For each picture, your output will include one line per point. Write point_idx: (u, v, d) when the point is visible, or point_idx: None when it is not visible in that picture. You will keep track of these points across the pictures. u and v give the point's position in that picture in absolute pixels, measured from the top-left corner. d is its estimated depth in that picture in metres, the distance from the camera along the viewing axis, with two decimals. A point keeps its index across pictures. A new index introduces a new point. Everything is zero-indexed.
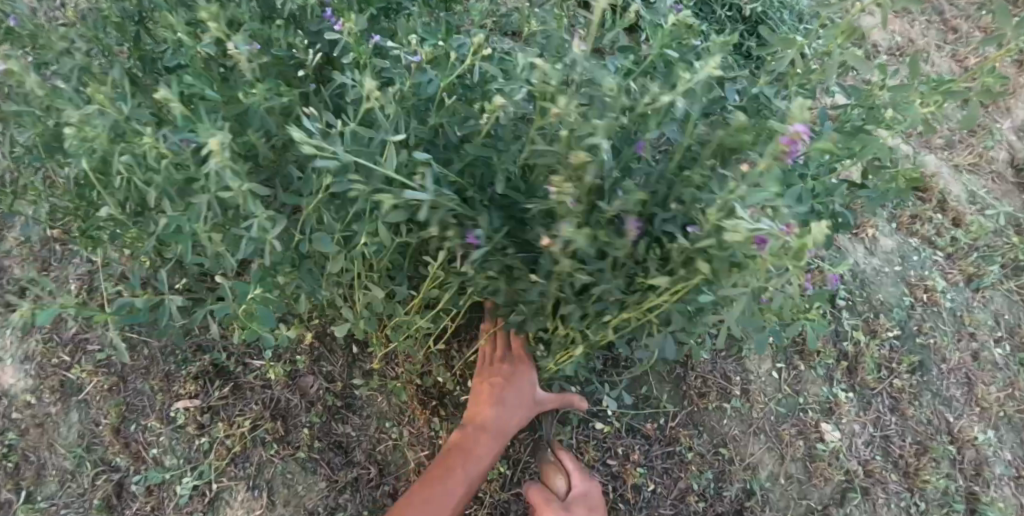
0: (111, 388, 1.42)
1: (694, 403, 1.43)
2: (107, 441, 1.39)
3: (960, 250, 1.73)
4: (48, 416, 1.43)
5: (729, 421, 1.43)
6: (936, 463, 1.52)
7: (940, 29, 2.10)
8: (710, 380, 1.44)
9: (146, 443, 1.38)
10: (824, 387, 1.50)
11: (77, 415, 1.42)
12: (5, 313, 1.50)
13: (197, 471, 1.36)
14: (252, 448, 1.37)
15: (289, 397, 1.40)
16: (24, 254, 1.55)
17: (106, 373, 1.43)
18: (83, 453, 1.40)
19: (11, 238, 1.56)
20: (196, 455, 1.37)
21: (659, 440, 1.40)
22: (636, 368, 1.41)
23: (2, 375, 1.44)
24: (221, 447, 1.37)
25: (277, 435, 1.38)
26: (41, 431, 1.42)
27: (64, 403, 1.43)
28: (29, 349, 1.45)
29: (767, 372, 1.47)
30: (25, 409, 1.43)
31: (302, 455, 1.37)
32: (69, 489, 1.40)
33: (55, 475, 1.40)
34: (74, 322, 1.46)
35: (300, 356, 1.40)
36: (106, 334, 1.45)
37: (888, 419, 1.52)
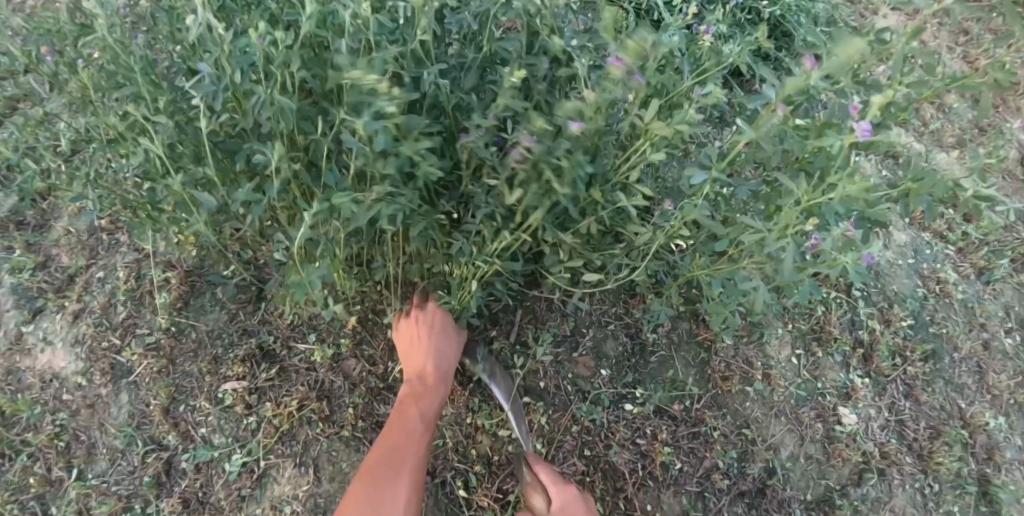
0: (161, 371, 1.48)
1: (718, 386, 1.49)
2: (157, 421, 1.45)
3: (971, 244, 1.80)
4: (98, 397, 1.50)
5: (752, 403, 1.49)
6: (949, 447, 1.57)
7: (950, 32, 2.17)
8: (733, 364, 1.50)
9: (195, 422, 1.44)
10: (842, 373, 1.56)
11: (127, 396, 1.49)
12: (56, 299, 1.58)
13: (245, 449, 1.42)
14: (298, 427, 1.43)
15: (333, 379, 1.46)
16: (72, 244, 1.62)
17: (155, 355, 1.49)
18: (133, 431, 1.46)
19: (61, 228, 1.63)
20: (244, 434, 1.43)
21: (686, 420, 1.45)
22: (662, 352, 1.49)
23: (55, 359, 1.54)
24: (268, 426, 1.42)
25: (322, 415, 1.44)
26: (92, 411, 1.49)
27: (114, 384, 1.50)
28: (79, 334, 1.55)
29: (786, 358, 1.54)
30: (76, 391, 1.51)
31: (346, 434, 1.42)
32: (119, 466, 1.46)
33: (105, 453, 1.47)
34: (123, 308, 1.54)
35: (345, 339, 1.48)
36: (156, 319, 1.51)
37: (903, 404, 1.58)
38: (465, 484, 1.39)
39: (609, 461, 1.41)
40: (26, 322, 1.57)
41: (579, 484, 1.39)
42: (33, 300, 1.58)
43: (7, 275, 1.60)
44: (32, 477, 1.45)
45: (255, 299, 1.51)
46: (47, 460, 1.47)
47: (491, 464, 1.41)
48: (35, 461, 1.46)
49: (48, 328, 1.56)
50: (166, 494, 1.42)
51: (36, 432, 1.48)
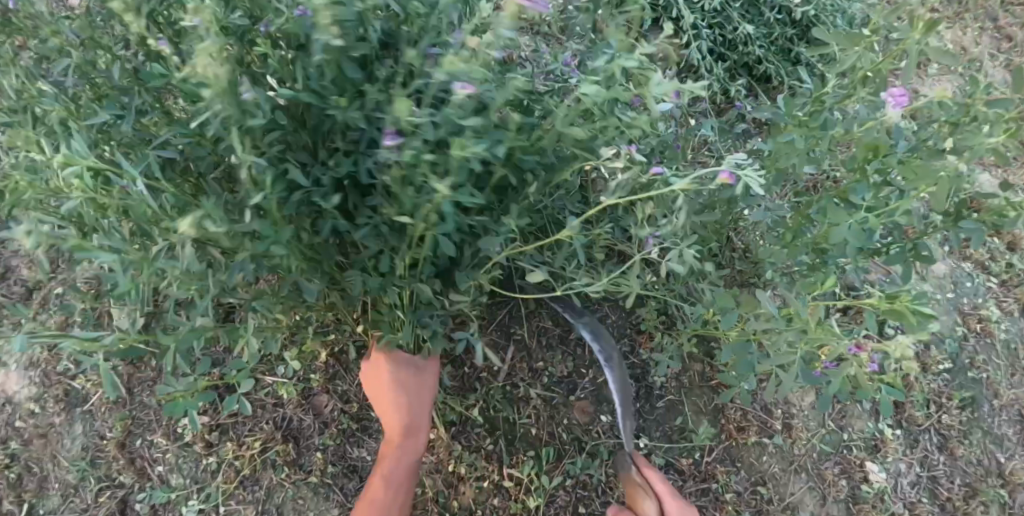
0: (117, 401, 1.36)
1: (731, 437, 1.34)
2: (112, 456, 1.33)
3: (1017, 276, 1.60)
4: (51, 427, 1.38)
5: (769, 458, 1.34)
6: (985, 507, 1.43)
7: (995, 34, 1.96)
8: (750, 413, 1.35)
9: (152, 459, 1.32)
10: (870, 423, 1.41)
11: (82, 427, 1.37)
12: (11, 316, 1.46)
13: (203, 493, 1.29)
14: (262, 471, 1.30)
15: (302, 417, 1.32)
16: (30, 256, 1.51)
17: (112, 383, 1.37)
18: (86, 467, 1.34)
19: (19, 236, 1.53)
20: (204, 476, 1.30)
21: (693, 475, 1.31)
22: (670, 396, 1.33)
23: (7, 382, 1.40)
24: (230, 469, 1.29)
25: (289, 458, 1.30)
26: (44, 442, 1.38)
27: (68, 413, 1.38)
28: (32, 356, 1.41)
29: (810, 405, 1.38)
30: (28, 418, 1.39)
31: (314, 480, 1.30)
32: (72, 504, 1.34)
33: (57, 489, 1.35)
34: (81, 328, 1.43)
35: (316, 374, 1.33)
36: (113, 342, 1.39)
37: (936, 458, 1.43)
38: None
39: None
40: None
41: None
42: None
43: None
44: None
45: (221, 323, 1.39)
46: None
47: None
48: None
49: None
50: None
51: None
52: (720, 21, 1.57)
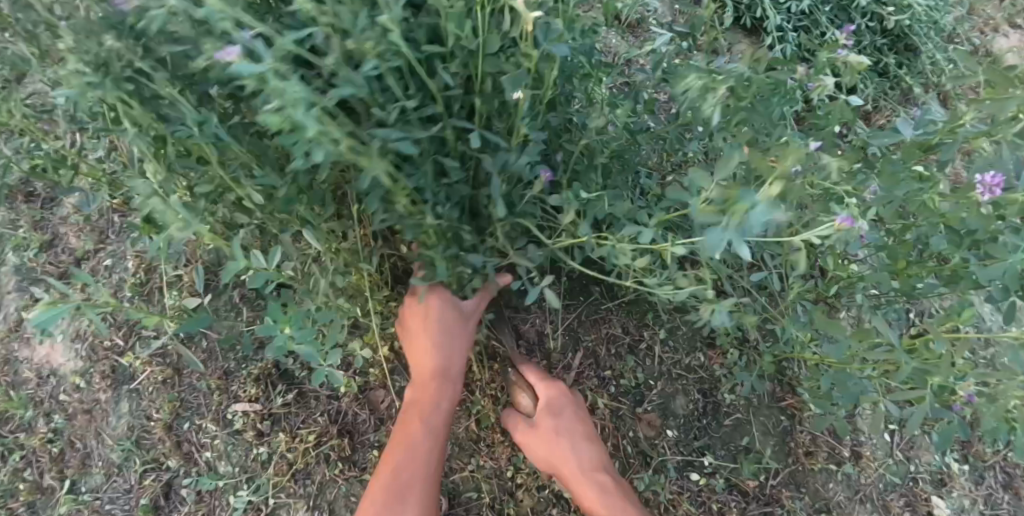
0: (166, 381, 1.32)
1: (799, 461, 1.30)
2: (158, 437, 1.30)
3: None
4: (96, 403, 1.35)
5: (836, 485, 1.30)
6: None
7: None
8: (820, 438, 1.30)
9: (199, 444, 1.28)
10: (937, 456, 1.35)
11: (128, 405, 1.33)
12: (59, 286, 1.45)
13: (253, 484, 1.25)
14: (315, 465, 1.25)
15: (357, 412, 1.28)
16: (81, 225, 1.50)
17: (160, 362, 1.33)
18: (131, 447, 1.30)
19: (70, 204, 1.52)
20: (253, 466, 1.26)
21: (757, 498, 1.27)
22: (738, 415, 1.29)
23: (52, 354, 1.39)
24: (282, 461, 1.25)
25: (342, 454, 1.26)
26: (89, 417, 1.34)
27: (115, 391, 1.34)
28: (79, 328, 1.39)
29: (879, 433, 1.33)
30: (73, 393, 1.36)
31: (368, 478, 1.25)
32: (114, 483, 1.31)
33: (100, 466, 1.32)
34: (130, 304, 1.39)
35: (374, 368, 1.29)
36: (163, 320, 1.36)
37: (1001, 497, 1.37)
38: None
39: None
40: (27, 307, 1.45)
41: None
42: (35, 283, 1.47)
43: (11, 254, 1.50)
44: (21, 483, 1.33)
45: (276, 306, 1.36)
46: (37, 465, 1.34)
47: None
48: (26, 466, 1.35)
49: (48, 316, 1.43)
50: None
51: (30, 434, 1.36)
52: (804, 26, 1.50)
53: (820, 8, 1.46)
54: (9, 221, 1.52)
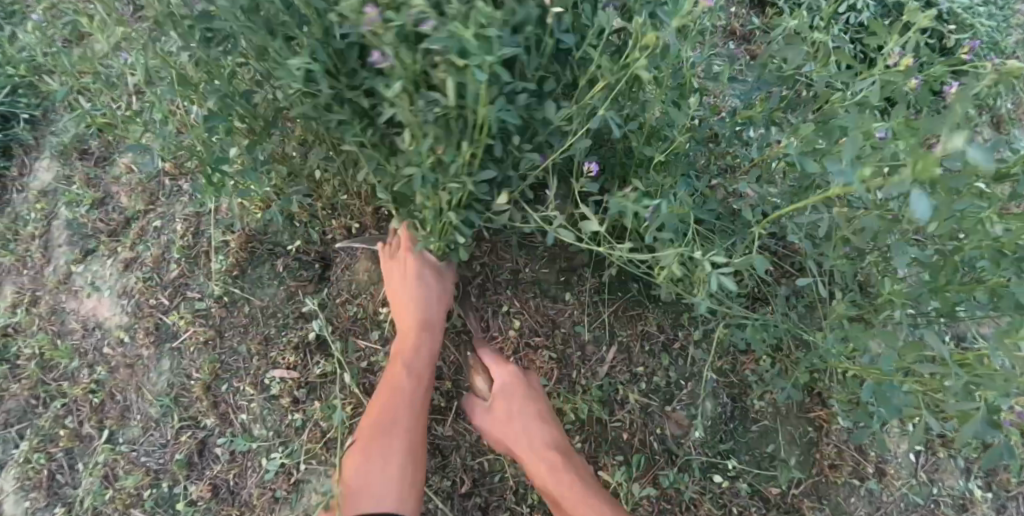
0: (207, 342, 1.36)
1: (823, 473, 1.29)
2: (197, 396, 1.34)
3: None
4: (138, 358, 1.39)
5: (857, 500, 1.29)
6: None
7: None
8: (846, 452, 1.29)
9: (236, 406, 1.32)
10: (961, 480, 1.33)
11: (168, 363, 1.37)
12: (108, 242, 1.49)
13: (286, 448, 1.28)
14: (347, 435, 1.28)
15: None
16: (132, 185, 1.54)
17: (203, 324, 1.37)
18: (170, 403, 1.34)
19: (123, 164, 1.57)
20: (287, 431, 1.29)
21: (779, 506, 1.27)
22: (765, 422, 1.30)
23: (99, 307, 1.44)
24: (315, 429, 1.29)
25: None
26: (131, 372, 1.39)
27: (157, 348, 1.38)
28: (127, 285, 1.44)
29: (905, 453, 1.32)
30: (117, 347, 1.40)
31: None
32: (150, 437, 1.35)
33: (138, 420, 1.36)
34: (176, 265, 1.42)
35: None
36: (208, 283, 1.39)
37: None
38: None
39: None
40: (77, 261, 1.50)
41: None
42: (85, 238, 1.51)
43: (64, 209, 1.55)
44: (63, 429, 1.39)
45: (316, 281, 1.39)
46: (79, 414, 1.40)
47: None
48: (68, 413, 1.41)
49: (97, 272, 1.47)
50: (197, 476, 1.31)
51: (73, 382, 1.42)
52: (860, 38, 1.48)
53: (879, 21, 1.44)
54: (65, 178, 1.59)
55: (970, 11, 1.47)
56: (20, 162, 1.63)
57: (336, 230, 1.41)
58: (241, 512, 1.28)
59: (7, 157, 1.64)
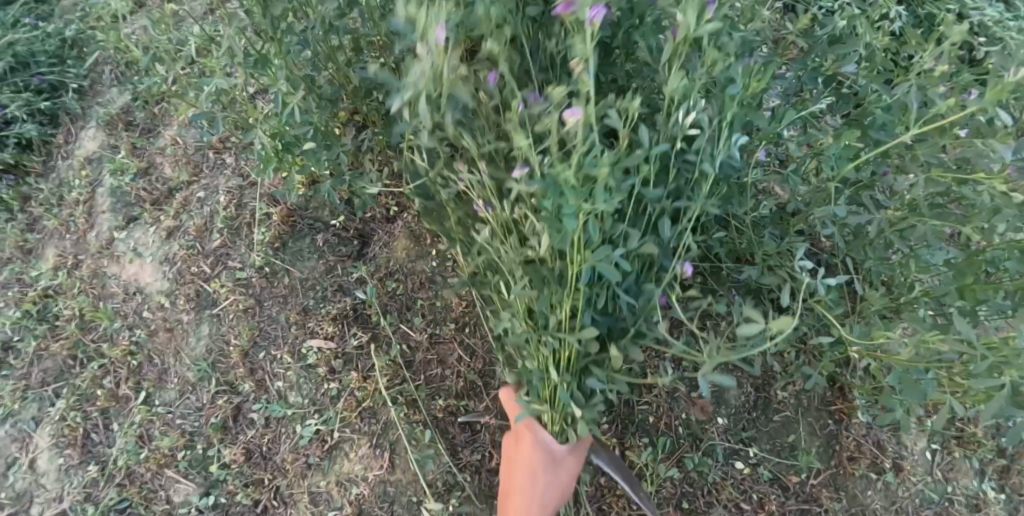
0: (247, 310, 1.39)
1: (842, 465, 1.33)
2: (235, 363, 1.37)
3: None
4: (178, 323, 1.42)
5: (874, 493, 1.32)
6: None
7: None
8: (864, 445, 1.33)
9: (273, 373, 1.36)
10: (976, 480, 1.35)
11: (208, 328, 1.40)
12: (152, 211, 1.53)
13: (322, 415, 1.32)
14: (381, 406, 1.32)
15: (428, 361, 1.35)
16: (177, 156, 1.58)
17: (244, 292, 1.41)
18: (208, 367, 1.38)
19: (168, 136, 1.61)
20: (323, 399, 1.33)
21: (798, 494, 1.31)
22: (785, 413, 1.35)
23: (141, 273, 1.48)
24: (351, 398, 1.32)
25: (408, 398, 1.32)
26: (170, 336, 1.42)
27: (197, 314, 1.42)
28: (169, 252, 1.48)
29: (921, 449, 1.35)
30: (157, 311, 1.44)
31: (429, 423, 1.30)
32: (186, 400, 1.38)
33: (175, 383, 1.40)
34: (219, 235, 1.46)
35: (448, 323, 1.36)
36: (250, 254, 1.43)
37: None
38: None
39: None
40: (120, 228, 1.53)
41: None
42: (128, 206, 1.55)
43: (109, 177, 1.59)
44: (100, 389, 1.43)
45: (354, 256, 1.43)
46: (116, 375, 1.43)
47: (580, 493, 1.30)
48: (106, 374, 1.44)
49: (139, 238, 1.51)
50: (230, 440, 1.34)
51: (112, 344, 1.45)
52: (893, 46, 1.52)
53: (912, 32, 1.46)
54: (111, 147, 1.63)
55: (1003, 25, 1.50)
56: (67, 130, 1.67)
57: (376, 209, 1.45)
58: (274, 476, 1.31)
59: (54, 124, 1.68)
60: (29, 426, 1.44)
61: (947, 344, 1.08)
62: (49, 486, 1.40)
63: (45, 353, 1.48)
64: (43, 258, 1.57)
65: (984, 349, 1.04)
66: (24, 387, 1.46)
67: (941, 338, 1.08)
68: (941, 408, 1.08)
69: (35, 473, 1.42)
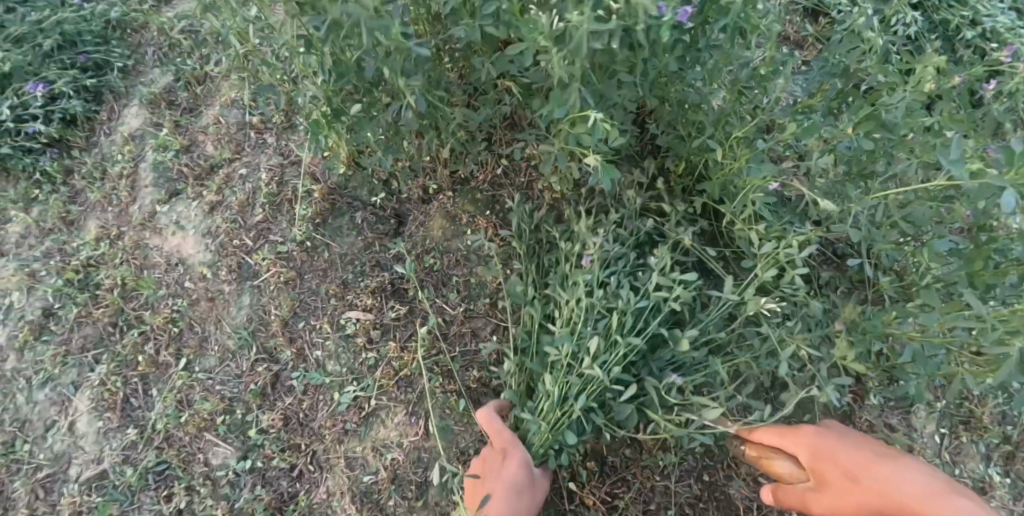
0: (288, 282, 1.45)
1: None
2: (275, 332, 1.42)
3: None
4: (220, 293, 1.48)
5: None
6: None
7: None
8: (876, 426, 1.40)
9: (312, 343, 1.41)
10: (981, 463, 1.42)
11: (249, 299, 1.46)
12: (194, 186, 1.58)
13: (360, 383, 1.38)
14: (417, 376, 1.38)
15: (462, 335, 1.40)
16: (219, 134, 1.63)
17: (285, 265, 1.46)
18: (248, 336, 1.43)
19: (211, 115, 1.66)
20: (361, 369, 1.39)
21: None
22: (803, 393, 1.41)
23: (184, 245, 1.54)
24: (388, 368, 1.38)
25: (443, 369, 1.37)
26: (211, 305, 1.48)
27: (239, 285, 1.47)
28: (212, 226, 1.53)
29: (929, 433, 1.42)
30: (199, 281, 1.49)
31: (463, 392, 1.36)
32: (226, 367, 1.43)
33: (216, 350, 1.45)
34: (261, 210, 1.51)
35: (482, 299, 1.42)
36: (291, 228, 1.49)
37: None
38: (574, 477, 1.34)
39: (726, 492, 1.35)
40: (162, 202, 1.58)
41: (690, 506, 1.34)
42: (171, 181, 1.60)
43: (152, 153, 1.63)
44: (141, 356, 1.47)
45: (391, 234, 1.49)
46: (156, 342, 1.47)
47: (605, 464, 1.35)
48: (146, 341, 1.48)
49: (182, 212, 1.56)
50: (269, 406, 1.40)
51: (153, 312, 1.50)
52: (911, 49, 1.59)
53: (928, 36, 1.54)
54: (153, 124, 1.68)
55: (1014, 32, 1.57)
56: (110, 107, 1.72)
57: (413, 190, 1.50)
58: (311, 441, 1.37)
59: (98, 101, 1.72)
60: (69, 390, 1.48)
61: (960, 319, 1.15)
62: (88, 448, 1.45)
63: (85, 320, 1.52)
64: (86, 230, 1.61)
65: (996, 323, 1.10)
66: (64, 352, 1.50)
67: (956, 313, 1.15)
68: (954, 381, 1.14)
69: (75, 435, 1.46)
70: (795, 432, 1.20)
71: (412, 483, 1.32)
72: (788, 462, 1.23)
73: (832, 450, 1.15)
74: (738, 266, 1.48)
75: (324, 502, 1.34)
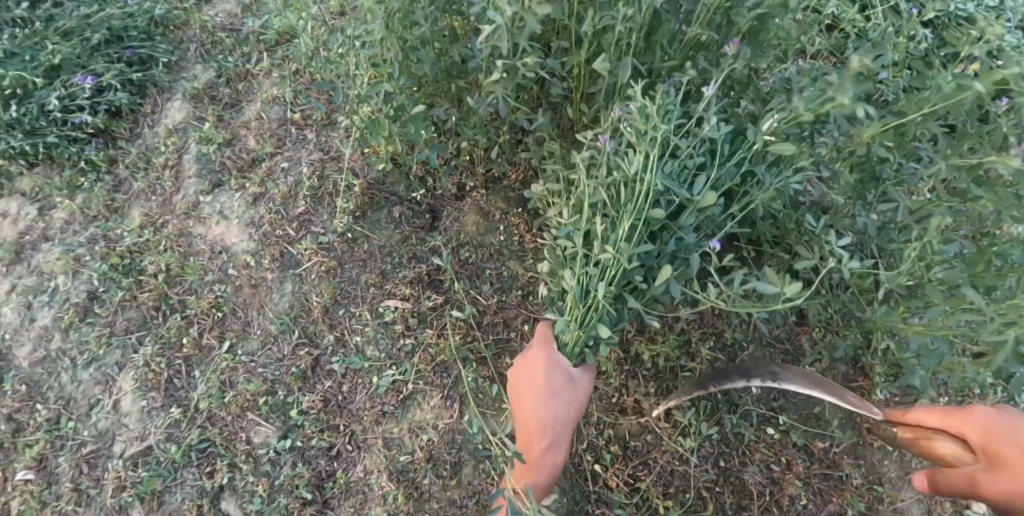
0: (329, 271, 1.53)
1: (861, 436, 1.48)
2: (316, 318, 1.50)
3: None
4: (262, 281, 1.55)
5: (890, 462, 1.47)
6: None
7: None
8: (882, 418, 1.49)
9: (352, 329, 1.49)
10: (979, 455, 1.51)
11: (291, 286, 1.54)
12: (237, 178, 1.65)
13: (398, 367, 1.46)
14: (452, 362, 1.46)
15: (495, 324, 1.49)
16: (261, 129, 1.70)
17: (326, 255, 1.54)
18: (291, 321, 1.51)
19: (253, 111, 1.72)
20: (398, 354, 1.47)
21: (821, 460, 1.46)
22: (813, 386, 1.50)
23: (227, 234, 1.61)
24: (425, 354, 1.46)
25: (478, 357, 1.46)
26: (254, 292, 1.55)
27: (281, 273, 1.55)
28: (255, 216, 1.60)
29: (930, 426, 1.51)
30: (243, 269, 1.57)
31: (494, 378, 1.44)
32: (269, 351, 1.51)
33: (258, 334, 1.52)
34: (303, 202, 1.59)
35: (514, 291, 1.51)
36: (332, 220, 1.57)
37: None
38: (597, 460, 1.42)
39: (741, 477, 1.43)
40: (205, 192, 1.65)
41: (707, 490, 1.42)
42: (214, 172, 1.66)
43: (195, 145, 1.69)
44: (185, 338, 1.53)
45: (427, 228, 1.57)
46: (200, 325, 1.54)
47: (627, 447, 1.44)
48: (190, 324, 1.55)
49: (225, 203, 1.63)
50: (310, 388, 1.47)
51: (197, 297, 1.56)
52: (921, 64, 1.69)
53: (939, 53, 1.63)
54: (196, 117, 1.74)
55: (1019, 50, 1.66)
56: (152, 101, 1.76)
57: (447, 187, 1.59)
58: (350, 421, 1.44)
59: (141, 94, 1.76)
60: (113, 370, 1.54)
61: (961, 316, 1.24)
62: (131, 426, 1.50)
63: (129, 304, 1.58)
64: (129, 217, 1.65)
65: (993, 320, 1.19)
66: (108, 334, 1.56)
67: (960, 313, 1.24)
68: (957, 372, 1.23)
69: (118, 413, 1.52)
70: (965, 415, 1.15)
71: (446, 462, 1.40)
72: (948, 445, 1.17)
73: (1008, 433, 1.08)
74: (757, 264, 1.58)
75: (362, 479, 1.41)
